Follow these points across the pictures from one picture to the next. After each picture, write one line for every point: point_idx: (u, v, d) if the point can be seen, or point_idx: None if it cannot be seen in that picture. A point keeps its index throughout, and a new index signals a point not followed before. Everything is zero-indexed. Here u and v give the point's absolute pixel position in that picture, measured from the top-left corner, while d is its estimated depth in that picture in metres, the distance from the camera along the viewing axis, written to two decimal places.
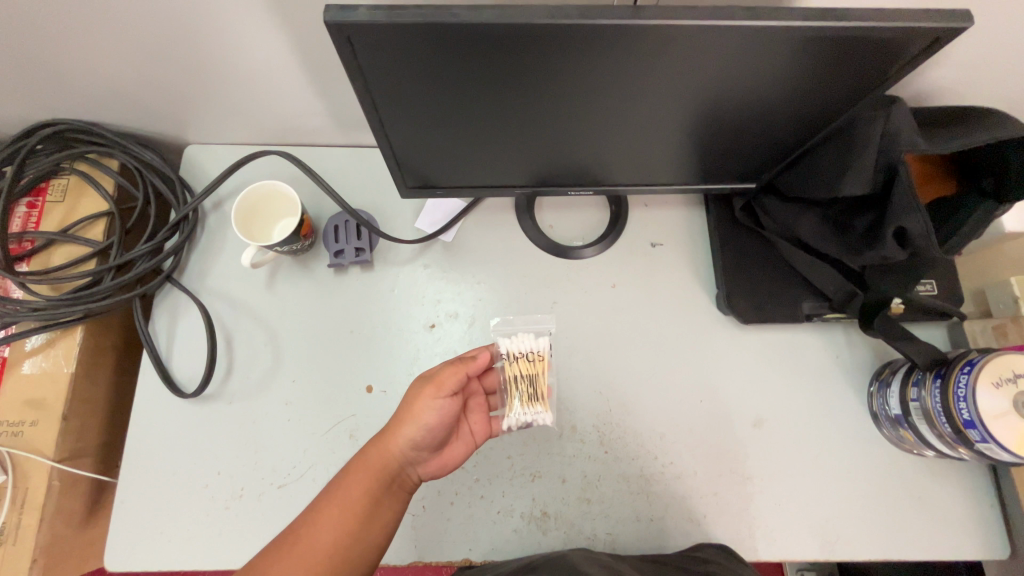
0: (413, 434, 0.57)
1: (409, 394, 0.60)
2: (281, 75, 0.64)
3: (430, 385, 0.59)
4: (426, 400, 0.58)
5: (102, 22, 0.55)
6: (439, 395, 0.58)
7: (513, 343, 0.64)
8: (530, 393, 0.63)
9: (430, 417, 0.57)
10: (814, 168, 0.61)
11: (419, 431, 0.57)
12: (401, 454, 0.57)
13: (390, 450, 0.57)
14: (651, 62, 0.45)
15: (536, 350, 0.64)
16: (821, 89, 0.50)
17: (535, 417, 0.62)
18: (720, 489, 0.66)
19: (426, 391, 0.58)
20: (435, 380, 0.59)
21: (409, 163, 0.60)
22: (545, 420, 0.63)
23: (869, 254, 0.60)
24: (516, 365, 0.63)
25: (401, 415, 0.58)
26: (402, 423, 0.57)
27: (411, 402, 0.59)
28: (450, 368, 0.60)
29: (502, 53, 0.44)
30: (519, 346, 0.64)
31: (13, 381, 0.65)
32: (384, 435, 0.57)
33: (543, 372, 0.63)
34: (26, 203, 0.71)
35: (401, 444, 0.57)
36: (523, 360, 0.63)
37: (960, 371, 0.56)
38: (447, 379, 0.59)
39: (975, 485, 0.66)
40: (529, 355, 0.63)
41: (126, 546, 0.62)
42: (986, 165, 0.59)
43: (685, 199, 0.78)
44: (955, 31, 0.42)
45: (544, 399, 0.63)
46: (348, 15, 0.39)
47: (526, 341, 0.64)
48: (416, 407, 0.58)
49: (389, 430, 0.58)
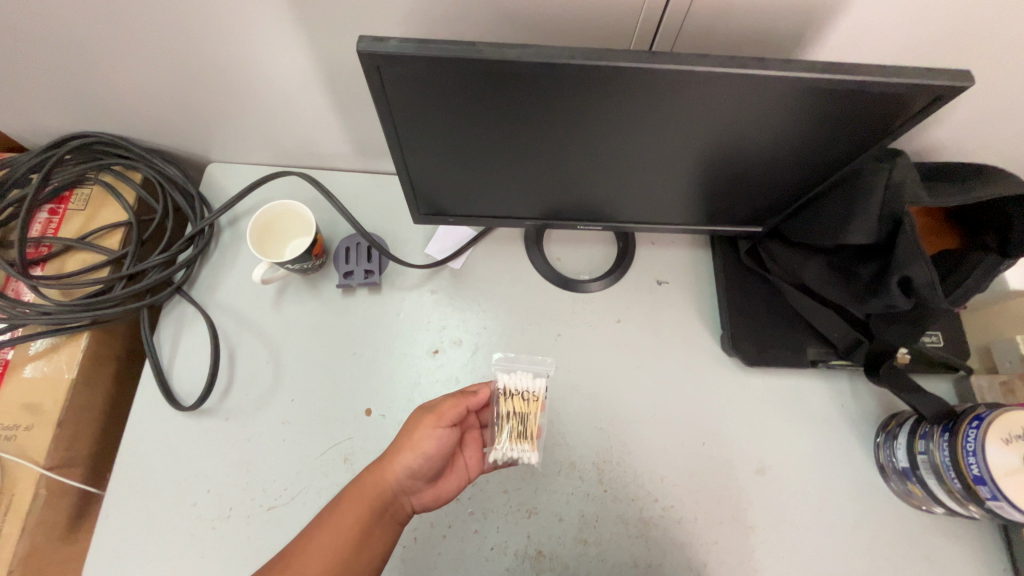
0: (411, 463, 0.56)
1: (408, 423, 0.59)
2: (307, 100, 0.67)
3: (431, 415, 0.58)
4: (426, 430, 0.57)
5: (143, 44, 0.58)
6: (439, 425, 0.58)
7: (512, 379, 0.62)
8: (520, 430, 0.60)
9: (429, 448, 0.57)
10: (819, 217, 0.62)
11: (417, 460, 0.56)
12: (397, 482, 0.56)
13: (386, 478, 0.55)
14: (665, 106, 0.47)
15: (532, 390, 0.62)
16: (826, 139, 0.51)
17: (521, 455, 0.60)
18: (721, 536, 0.64)
19: (426, 421, 0.58)
20: (437, 410, 0.58)
21: (425, 190, 0.62)
22: (530, 459, 0.60)
23: (874, 301, 0.61)
24: (510, 402, 0.61)
25: (399, 443, 0.57)
26: (400, 451, 0.56)
27: (410, 430, 0.58)
28: (451, 401, 0.59)
29: (523, 90, 0.46)
30: (517, 383, 0.62)
31: (13, 384, 0.65)
32: (381, 462, 0.56)
33: (536, 412, 0.61)
34: (49, 209, 0.73)
35: (397, 472, 0.56)
36: (518, 398, 0.61)
37: (968, 425, 0.55)
38: (448, 411, 0.58)
39: (987, 548, 0.64)
40: (525, 394, 0.61)
41: (106, 563, 0.60)
42: (988, 220, 0.61)
43: (691, 240, 0.79)
44: (957, 89, 0.44)
45: (533, 439, 0.60)
46: (379, 46, 0.41)
47: (523, 380, 0.62)
48: (415, 436, 0.57)
49: (386, 457, 0.56)
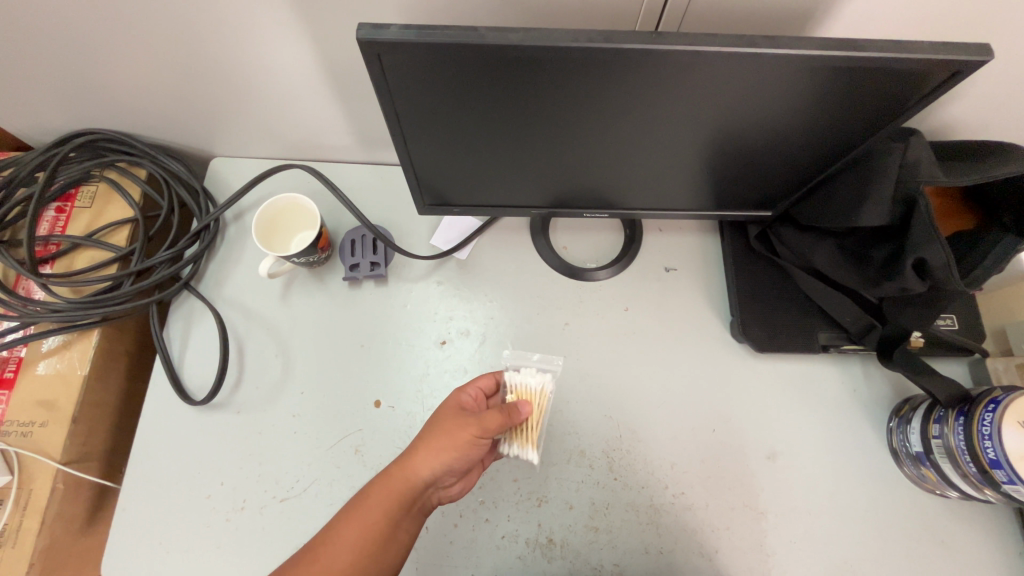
0: (446, 462, 0.55)
1: (444, 423, 0.57)
2: (310, 93, 0.66)
3: (476, 425, 0.55)
4: (468, 436, 0.55)
5: (143, 40, 0.58)
6: (482, 436, 0.55)
7: (517, 377, 0.62)
8: (522, 430, 0.60)
9: (467, 448, 0.56)
10: (832, 199, 0.60)
11: (452, 460, 0.55)
12: (427, 480, 0.55)
13: (417, 475, 0.54)
14: (674, 89, 0.46)
15: (537, 387, 0.61)
16: (839, 119, 0.50)
17: (523, 454, 0.60)
18: (733, 522, 0.63)
19: (470, 429, 0.55)
20: (483, 421, 0.55)
21: (429, 181, 0.61)
22: (531, 459, 0.59)
23: (888, 285, 0.60)
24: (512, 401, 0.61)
25: (435, 443, 0.55)
26: (436, 450, 0.55)
27: (448, 434, 0.55)
28: (499, 415, 0.55)
29: (527, 76, 0.45)
30: (521, 380, 0.61)
31: (27, 381, 0.66)
32: (415, 459, 0.54)
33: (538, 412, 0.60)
34: (55, 208, 0.74)
35: (430, 470, 0.55)
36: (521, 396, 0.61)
37: (984, 409, 0.54)
38: (493, 425, 0.55)
39: (1002, 531, 0.63)
40: (528, 391, 0.61)
41: (126, 555, 0.61)
42: (1005, 200, 0.59)
43: (699, 225, 0.78)
44: (975, 64, 0.42)
45: (535, 440, 0.60)
46: (379, 34, 0.40)
47: (528, 376, 0.61)
48: (455, 439, 0.55)
49: (418, 455, 0.55)
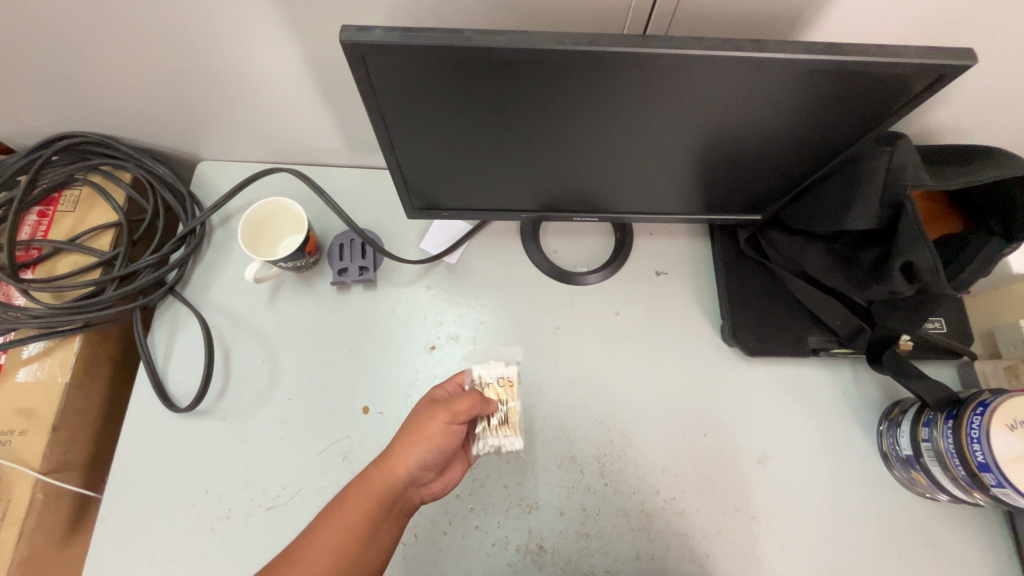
0: (422, 458, 0.54)
1: (417, 415, 0.56)
2: (298, 96, 0.66)
3: (445, 411, 0.54)
4: (439, 426, 0.55)
5: (127, 42, 0.57)
6: (452, 423, 0.55)
7: (485, 369, 0.62)
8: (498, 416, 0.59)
9: (443, 441, 0.55)
10: (819, 202, 0.60)
11: (428, 455, 0.54)
12: (407, 478, 0.54)
13: (394, 473, 0.53)
14: (661, 92, 0.46)
15: (506, 376, 0.62)
16: (826, 123, 0.50)
17: (504, 441, 0.58)
18: (724, 528, 0.63)
19: (439, 417, 0.54)
20: (452, 406, 0.54)
21: (418, 184, 0.61)
22: (513, 444, 0.58)
23: (877, 288, 0.60)
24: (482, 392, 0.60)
25: (408, 438, 0.54)
26: (410, 445, 0.54)
27: (421, 425, 0.55)
28: (467, 400, 0.55)
29: (510, 78, 0.45)
30: (492, 372, 0.62)
31: (7, 388, 0.65)
32: (391, 456, 0.54)
33: (511, 397, 0.61)
34: (38, 211, 0.72)
35: (408, 467, 0.54)
36: (493, 386, 0.61)
37: (972, 412, 0.54)
38: (462, 409, 0.55)
39: (991, 534, 0.64)
40: (500, 381, 0.61)
41: (108, 567, 0.59)
42: (991, 203, 0.59)
43: (689, 229, 0.78)
44: (960, 69, 0.42)
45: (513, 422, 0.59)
46: (363, 36, 0.40)
47: (498, 367, 0.62)
48: (428, 431, 0.54)
49: (395, 453, 0.54)
